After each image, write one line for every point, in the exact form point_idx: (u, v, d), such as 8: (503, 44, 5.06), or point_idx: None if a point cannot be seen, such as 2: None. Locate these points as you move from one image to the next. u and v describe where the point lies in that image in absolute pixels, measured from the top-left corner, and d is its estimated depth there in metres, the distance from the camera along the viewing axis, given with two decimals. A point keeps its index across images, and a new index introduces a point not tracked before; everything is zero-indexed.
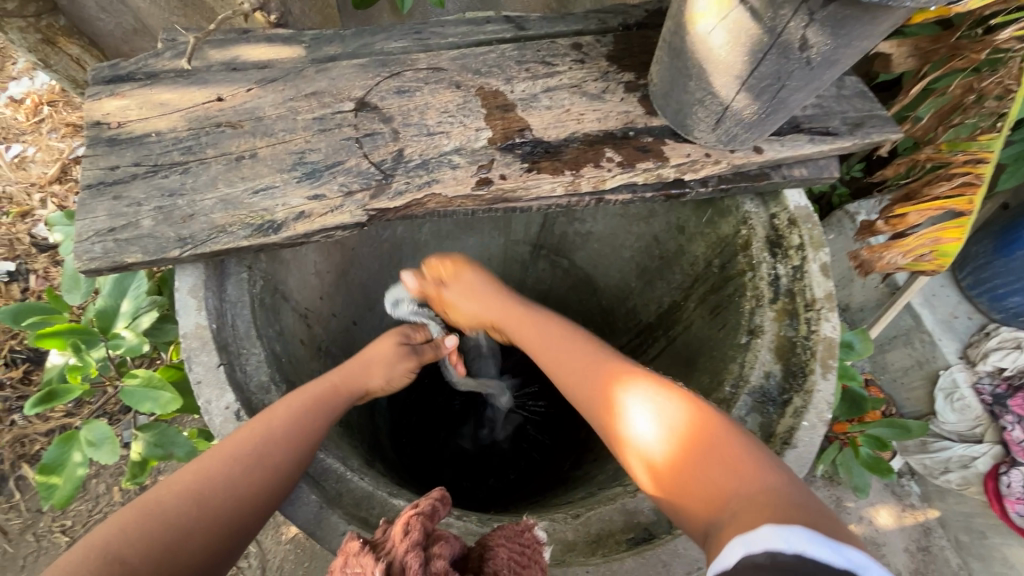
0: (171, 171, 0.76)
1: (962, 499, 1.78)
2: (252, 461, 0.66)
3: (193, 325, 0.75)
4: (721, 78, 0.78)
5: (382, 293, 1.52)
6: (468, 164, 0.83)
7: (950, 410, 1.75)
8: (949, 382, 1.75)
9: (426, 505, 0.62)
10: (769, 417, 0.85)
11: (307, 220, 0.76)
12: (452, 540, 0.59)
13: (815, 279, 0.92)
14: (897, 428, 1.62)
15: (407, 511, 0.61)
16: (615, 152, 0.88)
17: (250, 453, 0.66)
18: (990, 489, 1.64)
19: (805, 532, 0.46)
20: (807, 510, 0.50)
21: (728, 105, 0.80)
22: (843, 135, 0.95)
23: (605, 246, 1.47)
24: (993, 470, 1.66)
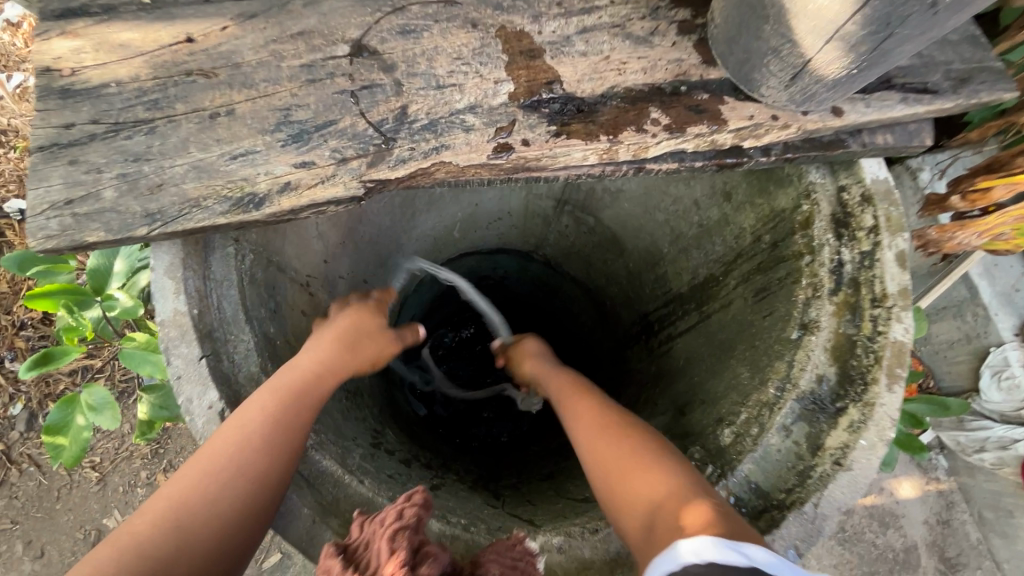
0: (137, 130, 0.65)
1: (993, 478, 1.67)
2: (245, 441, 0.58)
3: (170, 312, 0.68)
4: (807, 22, 0.61)
5: (394, 251, 1.42)
6: (485, 125, 0.70)
7: (995, 388, 1.62)
8: (999, 360, 1.60)
9: (412, 512, 0.53)
10: (819, 427, 0.75)
11: (294, 193, 0.65)
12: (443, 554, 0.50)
13: (889, 270, 0.79)
14: (936, 405, 1.52)
15: (388, 513, 0.53)
16: (661, 112, 0.73)
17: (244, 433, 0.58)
18: None
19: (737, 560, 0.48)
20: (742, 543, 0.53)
21: (811, 57, 0.64)
22: (945, 93, 0.78)
23: (635, 207, 1.30)
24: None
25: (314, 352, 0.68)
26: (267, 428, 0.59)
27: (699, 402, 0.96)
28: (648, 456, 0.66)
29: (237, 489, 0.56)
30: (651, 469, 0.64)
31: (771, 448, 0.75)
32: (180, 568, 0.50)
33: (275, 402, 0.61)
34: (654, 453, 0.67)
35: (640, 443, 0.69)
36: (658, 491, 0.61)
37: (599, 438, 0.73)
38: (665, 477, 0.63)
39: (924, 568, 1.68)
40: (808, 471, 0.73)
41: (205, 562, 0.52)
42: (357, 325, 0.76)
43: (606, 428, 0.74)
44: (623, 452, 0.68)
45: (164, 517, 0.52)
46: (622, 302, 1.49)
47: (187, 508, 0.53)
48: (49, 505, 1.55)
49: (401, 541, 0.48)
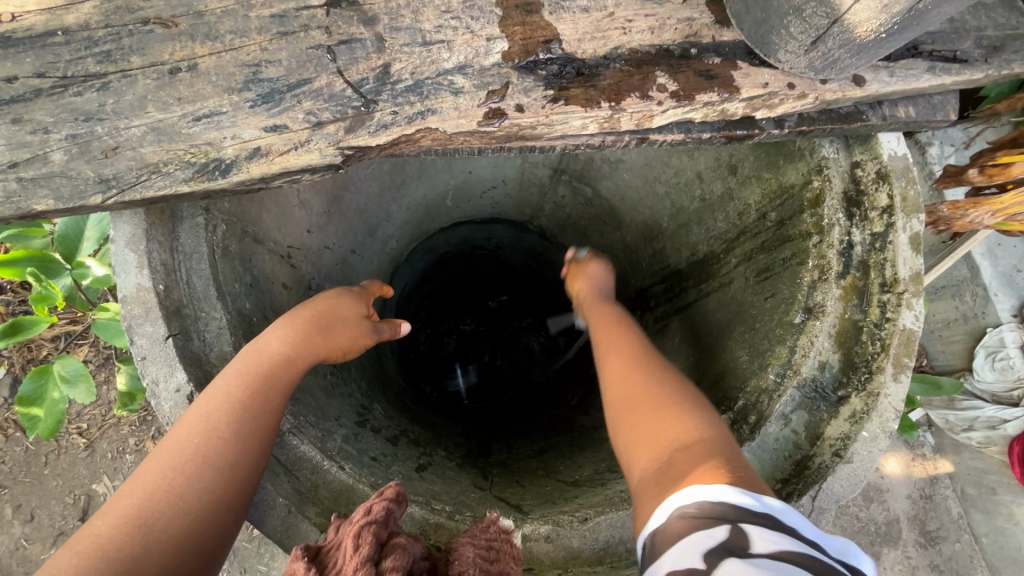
0: (89, 86, 0.58)
1: (978, 455, 1.64)
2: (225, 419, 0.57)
3: (132, 287, 0.63)
4: None
5: (383, 220, 1.36)
6: (475, 88, 0.63)
7: (988, 368, 1.57)
8: (995, 341, 1.56)
9: (379, 506, 0.55)
10: (818, 415, 0.73)
11: (264, 160, 0.59)
12: (411, 546, 0.52)
13: (902, 254, 0.76)
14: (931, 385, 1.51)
15: (360, 511, 0.54)
16: (669, 77, 0.66)
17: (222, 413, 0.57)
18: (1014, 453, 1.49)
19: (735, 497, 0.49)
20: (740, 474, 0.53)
21: (837, 17, 0.58)
22: (974, 62, 0.72)
23: (636, 178, 1.24)
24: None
25: (281, 332, 0.65)
26: (232, 413, 0.57)
27: (694, 383, 0.92)
28: (673, 399, 0.63)
29: (228, 451, 0.55)
30: (671, 409, 0.62)
31: (769, 437, 0.73)
32: (170, 534, 0.49)
33: (239, 384, 0.59)
34: (668, 395, 0.65)
35: (666, 384, 0.67)
36: (679, 432, 0.59)
37: (621, 376, 0.70)
38: (683, 416, 0.61)
39: (904, 542, 1.64)
40: (805, 461, 0.71)
41: (193, 527, 0.51)
42: (329, 307, 0.73)
43: (630, 366, 0.71)
44: (640, 392, 0.66)
45: (126, 514, 0.49)
46: (619, 276, 1.44)
47: (150, 506, 0.50)
48: (37, 470, 1.53)
49: (366, 539, 0.50)
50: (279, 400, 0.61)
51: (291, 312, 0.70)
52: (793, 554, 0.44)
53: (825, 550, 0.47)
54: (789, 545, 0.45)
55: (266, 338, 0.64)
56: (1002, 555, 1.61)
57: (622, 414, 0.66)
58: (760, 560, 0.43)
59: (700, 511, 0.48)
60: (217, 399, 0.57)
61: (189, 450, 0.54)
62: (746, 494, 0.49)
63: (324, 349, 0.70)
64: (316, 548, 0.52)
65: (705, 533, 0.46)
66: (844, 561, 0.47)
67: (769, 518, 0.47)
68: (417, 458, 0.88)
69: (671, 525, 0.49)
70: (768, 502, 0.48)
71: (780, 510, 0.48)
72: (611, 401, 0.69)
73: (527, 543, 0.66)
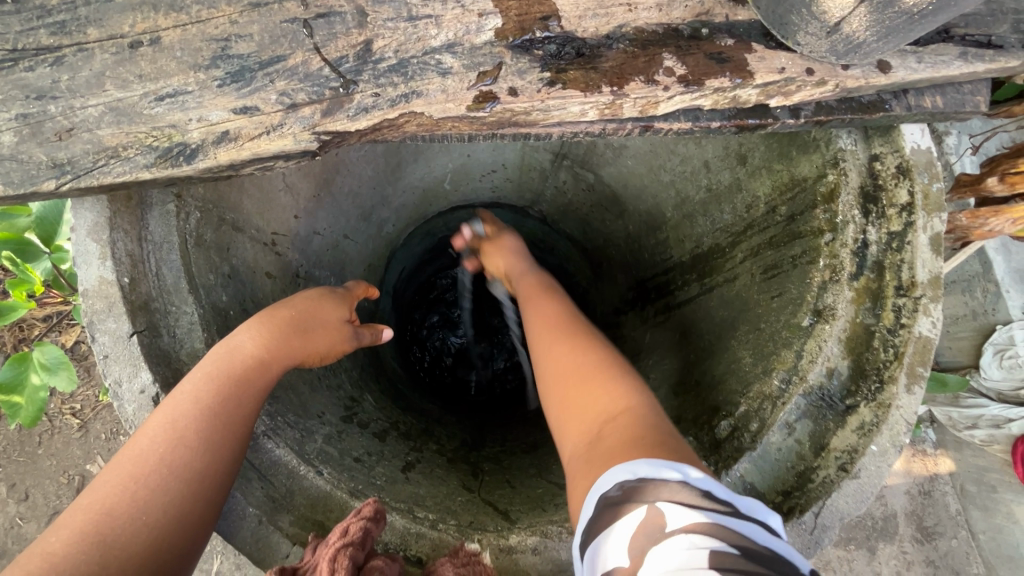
0: (40, 59, 0.53)
1: (980, 453, 1.60)
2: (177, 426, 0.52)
3: (94, 280, 0.59)
4: None
5: (376, 204, 1.31)
6: (465, 69, 0.58)
7: (995, 366, 1.52)
8: (1005, 339, 1.51)
9: (356, 526, 0.55)
10: (824, 425, 0.69)
11: (233, 145, 0.55)
12: (388, 568, 0.53)
13: (921, 255, 0.71)
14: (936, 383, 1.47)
15: (336, 532, 0.54)
16: (677, 59, 0.61)
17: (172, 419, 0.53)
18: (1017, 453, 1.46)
19: (648, 461, 0.47)
20: (661, 438, 0.52)
21: None
22: (1011, 49, 0.66)
23: (640, 165, 1.18)
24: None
25: (256, 332, 0.61)
26: (200, 417, 0.53)
27: (693, 384, 0.88)
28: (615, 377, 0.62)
29: (184, 455, 0.51)
30: (600, 388, 0.61)
31: (771, 446, 0.70)
32: (117, 542, 0.46)
33: (212, 386, 0.55)
34: (609, 371, 0.63)
35: (592, 361, 0.66)
36: (607, 412, 0.58)
37: (555, 357, 0.70)
38: (613, 395, 0.60)
39: (901, 537, 1.62)
40: (808, 473, 0.67)
41: (150, 535, 0.47)
42: (309, 307, 0.70)
43: (559, 348, 0.71)
44: (585, 369, 0.65)
45: (83, 527, 0.46)
46: (620, 266, 1.39)
47: (109, 520, 0.47)
48: (27, 451, 1.51)
49: (342, 562, 0.50)
50: (252, 403, 0.57)
51: (269, 309, 0.66)
52: (707, 525, 0.41)
53: (740, 511, 0.43)
54: (703, 509, 0.42)
55: (238, 337, 0.60)
56: (999, 552, 1.59)
57: (555, 400, 0.65)
58: (675, 540, 0.40)
59: (620, 491, 0.46)
60: (184, 400, 0.54)
61: (152, 457, 0.51)
62: (665, 466, 0.46)
63: (303, 353, 0.66)
64: (291, 569, 0.53)
65: (623, 516, 0.44)
66: (756, 518, 0.44)
67: (683, 482, 0.44)
68: (404, 457, 0.84)
69: (596, 514, 0.47)
70: (688, 471, 0.46)
71: (705, 481, 0.45)
72: (545, 385, 0.68)
73: (512, 554, 0.63)
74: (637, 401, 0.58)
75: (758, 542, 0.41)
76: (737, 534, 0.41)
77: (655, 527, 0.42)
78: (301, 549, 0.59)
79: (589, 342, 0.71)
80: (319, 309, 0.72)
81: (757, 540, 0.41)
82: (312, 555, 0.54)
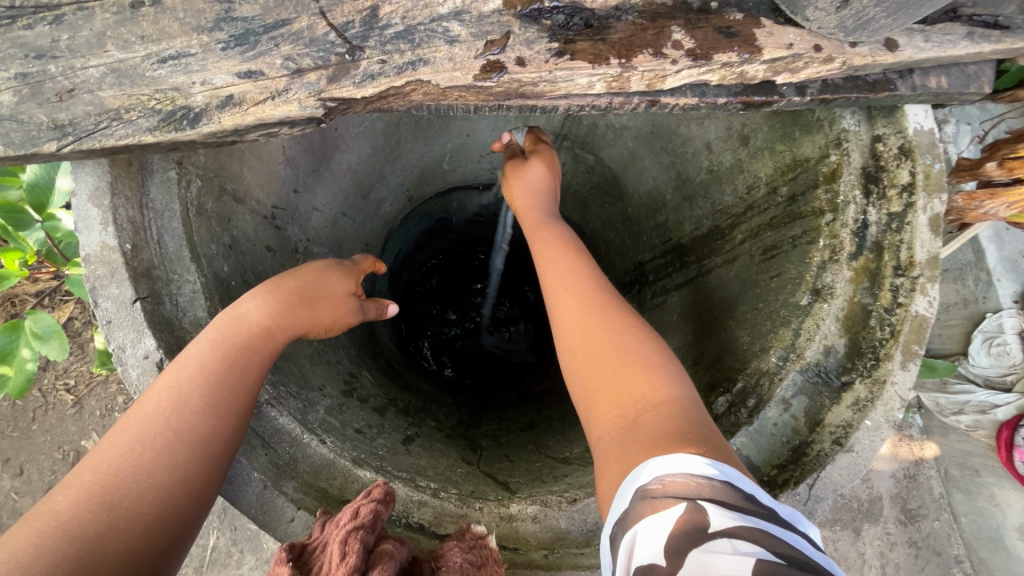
0: (38, 17, 0.52)
1: (964, 438, 1.63)
2: (181, 392, 0.52)
3: (96, 246, 0.58)
4: None
5: (375, 182, 1.30)
6: (473, 38, 0.57)
7: (983, 353, 1.55)
8: (994, 325, 1.54)
9: (367, 509, 0.55)
10: (820, 401, 0.71)
11: (236, 110, 0.54)
12: (397, 552, 0.53)
13: (920, 236, 0.72)
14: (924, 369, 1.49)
15: (346, 513, 0.55)
16: (686, 34, 0.60)
17: (176, 386, 0.52)
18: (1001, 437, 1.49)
19: (695, 460, 0.46)
20: (699, 431, 0.51)
21: None
22: (1017, 31, 0.66)
23: (641, 147, 1.18)
24: (1014, 419, 1.49)
25: (260, 302, 0.62)
26: (205, 384, 0.53)
27: (691, 362, 0.89)
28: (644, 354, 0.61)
29: (191, 419, 0.52)
30: (635, 364, 0.59)
31: (768, 422, 0.71)
32: (123, 501, 0.46)
33: (218, 350, 0.56)
34: (641, 347, 0.61)
35: (626, 337, 0.63)
36: (641, 391, 0.57)
37: (580, 330, 0.67)
38: (649, 373, 0.58)
39: (885, 520, 1.66)
40: (802, 447, 0.69)
41: (157, 497, 0.48)
42: (315, 279, 0.70)
43: (589, 318, 0.67)
44: (611, 342, 0.63)
45: (91, 487, 0.46)
46: (619, 249, 1.39)
47: (119, 480, 0.47)
48: (23, 426, 1.50)
49: (353, 546, 0.51)
50: (258, 369, 0.58)
51: (273, 281, 0.66)
52: (752, 532, 0.42)
53: (784, 519, 0.45)
54: (748, 520, 0.43)
55: (244, 306, 0.60)
56: (980, 534, 1.63)
57: (583, 372, 0.63)
58: (719, 544, 0.41)
59: (658, 486, 0.46)
60: (192, 369, 0.54)
61: (162, 422, 0.51)
62: (708, 464, 0.46)
63: (309, 324, 0.67)
64: (302, 546, 0.54)
65: (663, 513, 0.44)
66: (799, 528, 0.45)
67: (727, 484, 0.45)
68: (404, 430, 0.85)
69: (630, 506, 0.47)
70: (727, 471, 0.46)
71: (741, 481, 0.46)
72: (569, 357, 0.66)
73: (513, 522, 0.65)
74: (672, 386, 0.57)
75: (803, 549, 0.42)
76: (784, 543, 0.42)
77: (699, 527, 0.42)
78: (305, 515, 0.60)
79: (619, 313, 0.67)
80: (321, 282, 0.71)
81: (797, 545, 0.42)
82: (321, 532, 0.55)
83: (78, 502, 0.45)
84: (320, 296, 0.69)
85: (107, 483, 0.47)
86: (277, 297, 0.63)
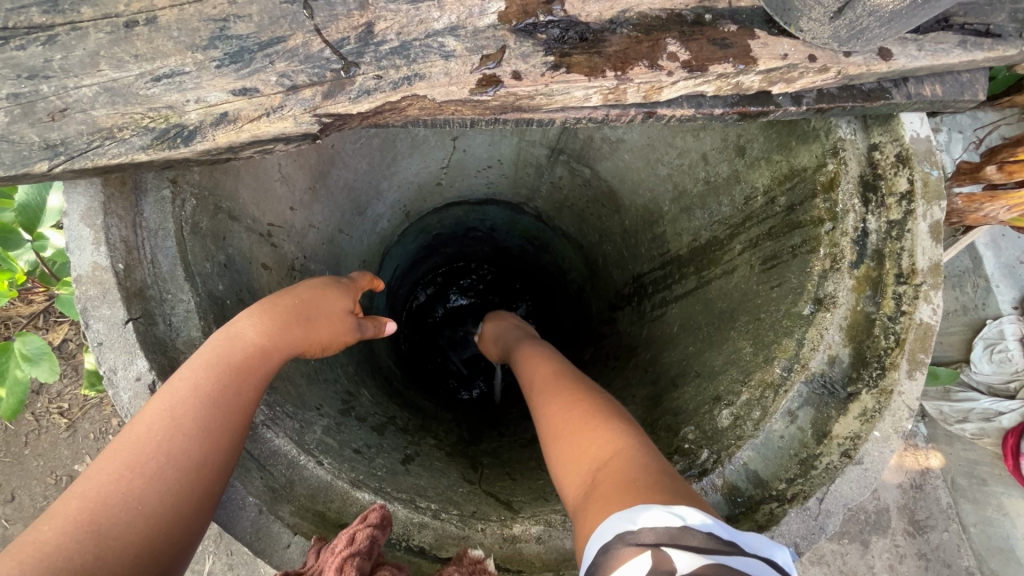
0: (30, 37, 0.51)
1: (970, 446, 1.62)
2: (168, 418, 0.51)
3: (88, 266, 0.57)
4: None
5: (371, 198, 1.30)
6: (468, 53, 0.57)
7: (985, 360, 1.55)
8: (994, 333, 1.54)
9: (362, 535, 0.54)
10: (826, 412, 0.70)
11: (231, 127, 0.54)
12: None
13: (920, 243, 0.71)
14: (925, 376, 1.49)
15: (341, 538, 0.53)
16: (681, 46, 0.61)
17: (166, 412, 0.51)
18: (1007, 446, 1.47)
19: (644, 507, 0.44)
20: (660, 480, 0.49)
21: None
22: (1010, 37, 0.66)
23: (637, 160, 1.18)
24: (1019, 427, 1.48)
25: (258, 320, 0.60)
26: (199, 402, 0.52)
27: (692, 374, 0.88)
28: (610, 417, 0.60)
29: (184, 442, 0.50)
30: (595, 426, 0.59)
31: (774, 434, 0.70)
32: (104, 534, 0.44)
33: (213, 363, 0.55)
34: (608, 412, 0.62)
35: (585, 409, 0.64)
36: (597, 450, 0.56)
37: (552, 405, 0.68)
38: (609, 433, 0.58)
39: (894, 532, 1.63)
40: (809, 461, 0.68)
41: (137, 531, 0.45)
42: (313, 297, 0.69)
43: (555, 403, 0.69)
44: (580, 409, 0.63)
45: (80, 517, 0.44)
46: (616, 261, 1.39)
47: (107, 510, 0.45)
48: (14, 451, 1.47)
49: (348, 572, 0.49)
50: (255, 389, 0.57)
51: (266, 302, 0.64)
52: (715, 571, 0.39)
53: (742, 550, 0.42)
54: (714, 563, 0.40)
55: (240, 324, 0.59)
56: (989, 545, 1.60)
57: (553, 437, 0.63)
58: None
59: (618, 539, 0.43)
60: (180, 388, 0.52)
61: (146, 444, 0.49)
62: (667, 509, 0.43)
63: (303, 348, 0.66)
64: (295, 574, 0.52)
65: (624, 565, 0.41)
66: (760, 555, 0.43)
67: (687, 528, 0.42)
68: (403, 449, 0.84)
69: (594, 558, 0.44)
70: (689, 513, 0.42)
71: (707, 520, 0.43)
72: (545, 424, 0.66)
73: (517, 544, 0.63)
74: (627, 439, 0.56)
75: None
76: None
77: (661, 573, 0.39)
78: (303, 538, 0.58)
79: (584, 390, 0.69)
80: (317, 300, 0.70)
81: None
82: (316, 559, 0.53)
83: (65, 531, 0.43)
84: (315, 314, 0.68)
85: (90, 511, 0.45)
86: (269, 317, 0.62)
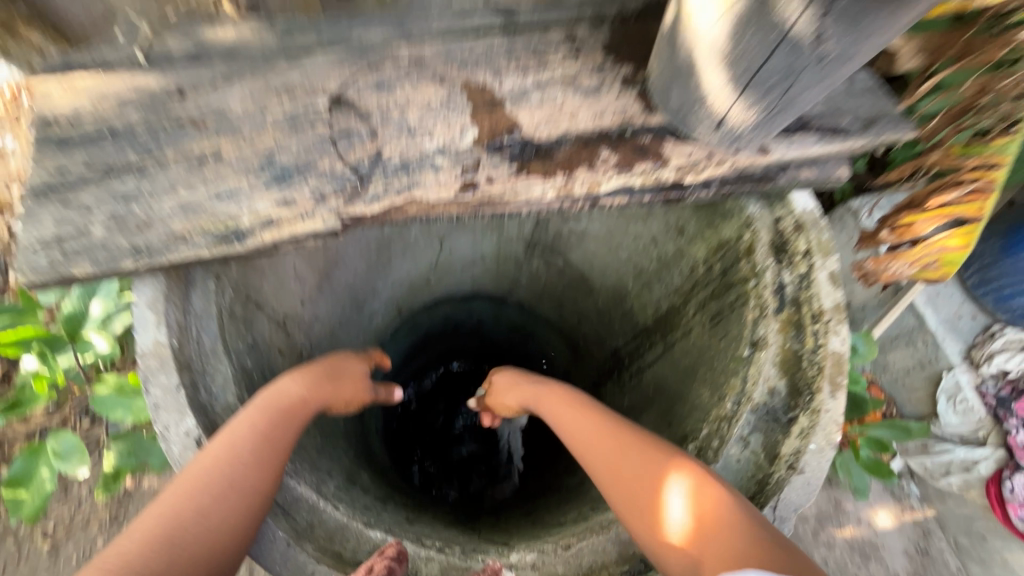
0: (126, 174, 0.70)
1: (962, 502, 1.80)
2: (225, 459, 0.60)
3: (150, 344, 0.70)
4: (714, 78, 0.72)
5: (369, 293, 1.46)
6: (452, 166, 0.77)
7: (952, 412, 1.79)
8: (951, 384, 1.82)
9: (381, 565, 0.61)
10: (774, 436, 0.81)
11: (275, 228, 0.70)
12: None
13: (824, 289, 0.88)
14: (899, 430, 1.65)
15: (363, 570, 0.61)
16: (611, 152, 0.82)
17: (221, 452, 0.60)
18: (993, 494, 1.72)
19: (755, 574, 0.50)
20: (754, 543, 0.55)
21: (723, 115, 0.77)
22: (854, 133, 0.89)
23: (601, 246, 1.38)
24: (997, 474, 1.73)
25: (296, 377, 0.72)
26: (254, 445, 0.62)
27: (668, 423, 1.00)
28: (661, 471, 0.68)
29: (250, 481, 0.60)
30: (643, 469, 0.70)
31: (731, 458, 0.81)
32: (182, 540, 0.55)
33: (262, 411, 0.65)
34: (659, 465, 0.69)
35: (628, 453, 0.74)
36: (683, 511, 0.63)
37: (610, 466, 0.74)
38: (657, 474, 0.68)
39: None
40: (766, 480, 0.78)
41: (204, 545, 0.56)
42: (334, 362, 0.81)
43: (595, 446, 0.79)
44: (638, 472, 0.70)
45: (153, 534, 0.54)
46: (594, 338, 1.54)
47: (182, 529, 0.55)
48: None
49: None
50: (296, 433, 0.68)
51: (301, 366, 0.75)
52: None
53: None
54: None
55: (285, 382, 0.70)
56: None
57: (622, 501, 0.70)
58: None
59: None
60: (235, 435, 0.62)
61: (208, 484, 0.58)
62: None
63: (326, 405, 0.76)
64: None
65: None
66: None
67: None
68: (405, 513, 0.91)
69: None
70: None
71: None
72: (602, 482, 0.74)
73: (514, 571, 0.70)
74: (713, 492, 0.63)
75: None
76: None
77: None
78: (325, 568, 0.66)
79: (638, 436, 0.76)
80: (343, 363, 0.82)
81: None
82: None
83: (141, 545, 0.53)
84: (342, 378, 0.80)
85: (162, 526, 0.55)
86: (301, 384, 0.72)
